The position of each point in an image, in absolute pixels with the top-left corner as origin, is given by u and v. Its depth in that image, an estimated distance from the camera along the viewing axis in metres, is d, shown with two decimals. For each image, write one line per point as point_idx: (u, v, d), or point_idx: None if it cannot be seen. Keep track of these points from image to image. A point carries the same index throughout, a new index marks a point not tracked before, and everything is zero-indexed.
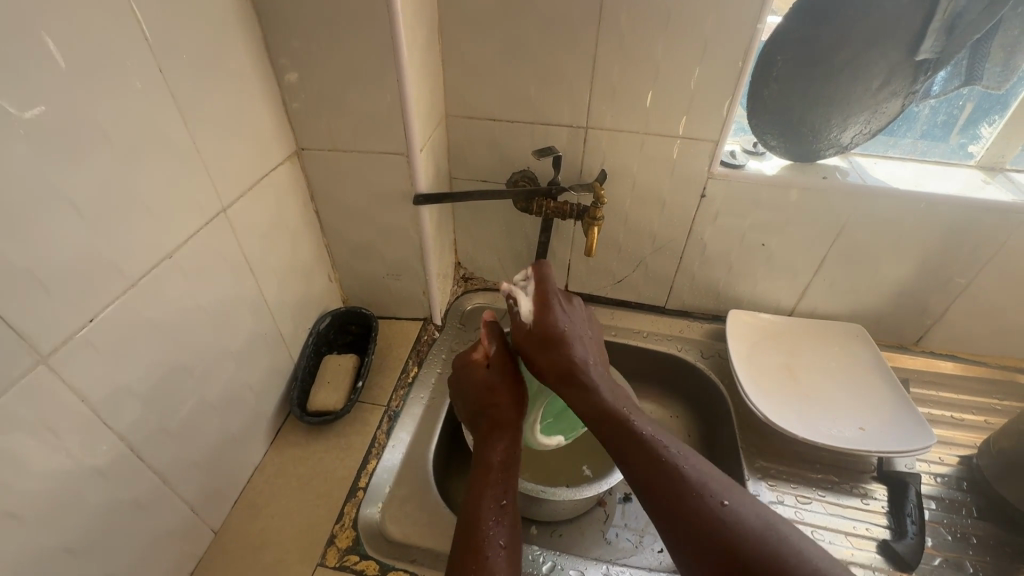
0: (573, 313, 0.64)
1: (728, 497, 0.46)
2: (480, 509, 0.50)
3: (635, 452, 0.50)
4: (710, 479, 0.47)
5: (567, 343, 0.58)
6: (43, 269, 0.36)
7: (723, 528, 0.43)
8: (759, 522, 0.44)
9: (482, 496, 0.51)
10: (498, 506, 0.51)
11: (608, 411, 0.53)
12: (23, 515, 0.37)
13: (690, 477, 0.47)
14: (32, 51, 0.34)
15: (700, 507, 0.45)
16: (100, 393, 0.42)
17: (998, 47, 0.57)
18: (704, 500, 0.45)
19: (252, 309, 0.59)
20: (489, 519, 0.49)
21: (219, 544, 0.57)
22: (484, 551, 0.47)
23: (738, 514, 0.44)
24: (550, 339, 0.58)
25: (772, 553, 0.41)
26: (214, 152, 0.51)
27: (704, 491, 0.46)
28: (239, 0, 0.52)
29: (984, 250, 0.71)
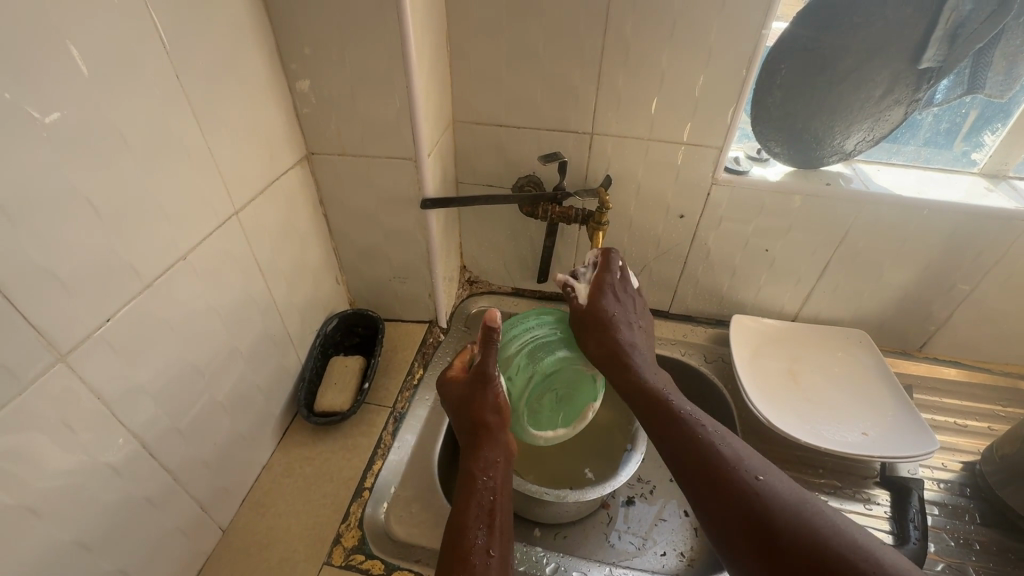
0: (629, 301, 0.69)
1: (766, 474, 0.48)
2: (466, 516, 0.48)
3: (676, 431, 0.54)
4: (748, 458, 0.50)
5: (613, 327, 0.64)
6: (63, 269, 0.37)
7: (757, 497, 0.46)
8: (791, 496, 0.46)
9: (468, 504, 0.50)
10: (485, 514, 0.49)
11: (652, 394, 0.58)
12: (40, 510, 0.38)
13: (729, 457, 0.50)
14: (56, 60, 0.35)
15: (735, 479, 0.48)
16: (115, 392, 0.42)
17: (1000, 57, 0.58)
18: (742, 475, 0.48)
19: (261, 310, 0.60)
20: (476, 527, 0.48)
21: (226, 543, 0.57)
22: (472, 559, 0.45)
23: (772, 487, 0.47)
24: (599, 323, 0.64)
25: (803, 520, 0.44)
26: (227, 156, 0.52)
27: (743, 470, 0.49)
28: (253, 8, 0.53)
29: (987, 257, 0.71)
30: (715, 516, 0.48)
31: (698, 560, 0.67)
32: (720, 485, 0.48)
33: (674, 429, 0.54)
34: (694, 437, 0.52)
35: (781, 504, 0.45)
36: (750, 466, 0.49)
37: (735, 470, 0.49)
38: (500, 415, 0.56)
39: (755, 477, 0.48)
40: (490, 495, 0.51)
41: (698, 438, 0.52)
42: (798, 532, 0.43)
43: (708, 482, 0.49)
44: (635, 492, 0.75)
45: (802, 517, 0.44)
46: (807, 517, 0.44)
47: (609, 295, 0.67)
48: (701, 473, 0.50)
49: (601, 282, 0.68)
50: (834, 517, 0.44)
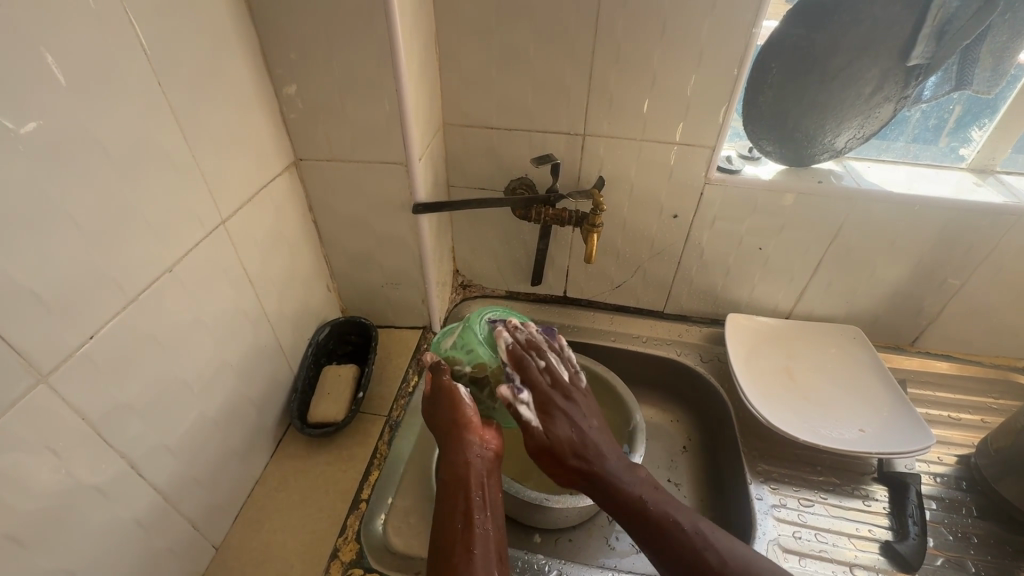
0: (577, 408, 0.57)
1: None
2: (447, 522, 0.50)
3: (668, 543, 0.49)
4: (732, 556, 0.48)
5: (573, 437, 0.54)
6: (42, 288, 0.36)
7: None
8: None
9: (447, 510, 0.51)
10: (465, 514, 0.51)
11: (630, 507, 0.52)
12: (23, 539, 0.36)
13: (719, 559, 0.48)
14: (32, 70, 0.34)
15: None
16: (99, 411, 0.41)
17: (986, 54, 0.59)
18: None
19: (251, 320, 0.59)
20: (457, 532, 0.50)
21: (220, 560, 0.56)
22: (454, 558, 0.48)
23: None
24: (560, 441, 0.54)
25: None
26: (213, 164, 0.51)
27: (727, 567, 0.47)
28: (236, 12, 0.52)
29: (977, 252, 0.72)
30: None
31: None
32: None
33: (660, 547, 0.50)
34: (682, 546, 0.49)
35: None
36: (740, 570, 0.47)
37: None
38: (478, 444, 0.55)
39: None
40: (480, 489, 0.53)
41: (682, 541, 0.49)
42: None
43: None
44: None
45: None
46: None
47: (560, 415, 0.55)
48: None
49: (546, 403, 0.55)
50: None
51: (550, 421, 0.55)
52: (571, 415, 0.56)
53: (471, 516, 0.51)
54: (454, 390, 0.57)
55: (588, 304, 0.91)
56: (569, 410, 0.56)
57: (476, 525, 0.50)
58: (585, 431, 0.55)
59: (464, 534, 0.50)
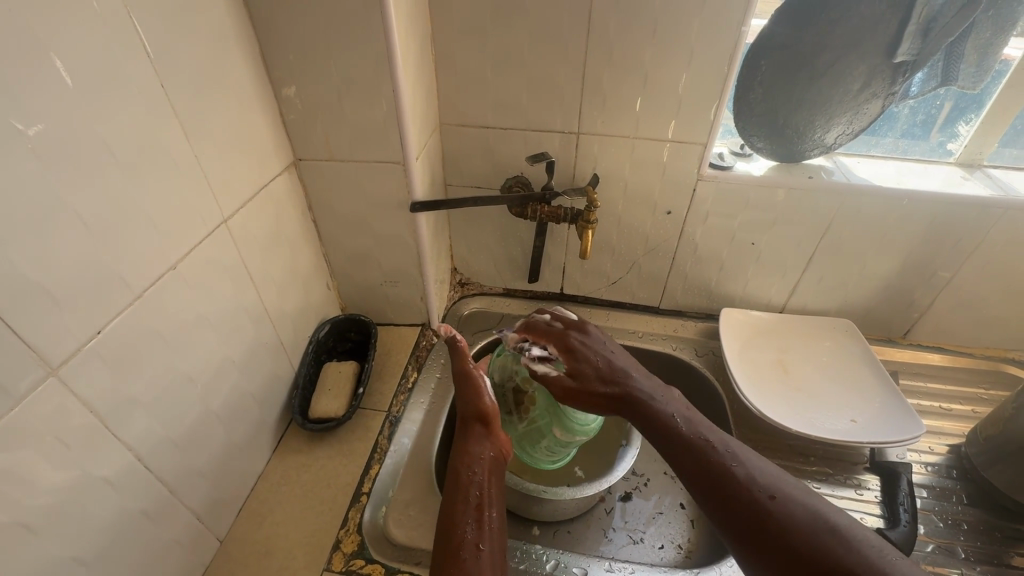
0: (596, 338, 0.63)
1: (779, 492, 0.47)
2: (455, 514, 0.51)
3: (694, 459, 0.51)
4: (756, 474, 0.49)
5: (598, 367, 0.60)
6: (51, 284, 0.37)
7: (779, 526, 0.45)
8: (805, 511, 0.45)
9: (454, 502, 0.52)
10: (474, 509, 0.52)
11: (661, 419, 0.55)
12: (35, 527, 0.38)
13: (741, 473, 0.49)
14: (40, 72, 0.35)
15: (751, 505, 0.47)
16: (107, 403, 0.42)
17: (971, 50, 0.60)
18: (756, 496, 0.47)
19: (253, 317, 0.60)
20: (465, 523, 0.50)
21: (224, 553, 0.57)
22: (463, 556, 0.48)
23: (787, 504, 0.46)
24: (582, 368, 0.59)
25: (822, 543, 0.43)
26: (214, 164, 0.52)
27: (751, 481, 0.48)
28: (236, 16, 0.53)
29: (966, 244, 0.73)
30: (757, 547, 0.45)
31: (695, 551, 0.69)
32: (747, 516, 0.46)
33: (687, 459, 0.52)
34: (708, 464, 0.50)
35: (798, 528, 0.44)
36: (763, 485, 0.48)
37: (748, 491, 0.47)
38: (489, 446, 0.58)
39: (770, 497, 0.47)
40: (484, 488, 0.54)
41: (707, 458, 0.51)
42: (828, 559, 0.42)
43: (753, 524, 0.46)
44: (631, 486, 0.76)
45: (823, 539, 0.43)
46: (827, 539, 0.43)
47: (582, 347, 0.62)
48: (730, 510, 0.47)
49: (566, 345, 0.62)
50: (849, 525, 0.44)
51: (573, 357, 0.61)
52: (591, 348, 0.62)
53: (482, 514, 0.52)
54: (478, 380, 0.63)
55: (585, 300, 0.93)
56: (590, 347, 0.62)
57: (485, 523, 0.51)
58: (609, 361, 0.60)
59: (474, 532, 0.50)
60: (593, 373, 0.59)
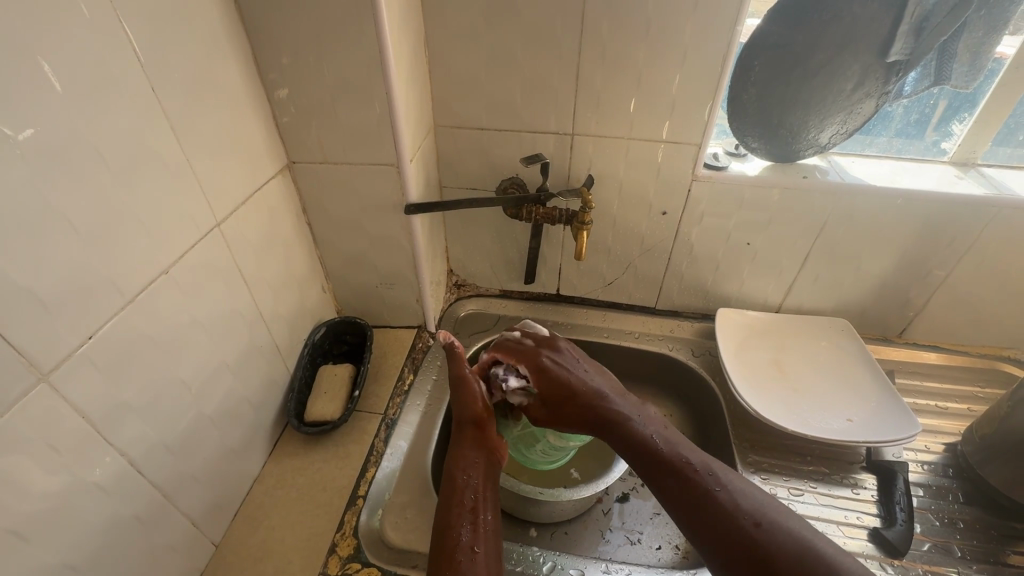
0: (568, 358, 0.65)
1: (763, 518, 0.48)
2: (451, 518, 0.51)
3: (676, 480, 0.53)
4: (742, 499, 0.50)
5: (573, 389, 0.61)
6: (41, 289, 0.37)
7: (764, 552, 0.46)
8: (790, 539, 0.47)
9: (451, 506, 0.52)
10: (470, 512, 0.52)
11: (640, 439, 0.57)
12: (26, 533, 0.37)
13: (724, 497, 0.50)
14: (29, 76, 0.35)
15: (737, 532, 0.48)
16: (99, 409, 0.42)
17: (963, 49, 0.60)
18: (739, 522, 0.48)
19: (247, 321, 0.60)
20: (461, 526, 0.50)
21: (219, 557, 0.57)
22: (457, 558, 0.48)
23: (771, 531, 0.47)
24: (561, 394, 0.61)
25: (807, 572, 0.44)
26: (207, 167, 0.52)
27: (734, 506, 0.50)
28: (228, 19, 0.53)
29: (960, 243, 0.73)
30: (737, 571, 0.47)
31: (693, 552, 0.69)
32: (726, 537, 0.48)
33: (668, 480, 0.53)
34: (691, 489, 0.52)
35: (783, 553, 0.46)
36: (748, 510, 0.49)
37: (732, 517, 0.49)
38: (475, 430, 0.60)
39: (754, 523, 0.48)
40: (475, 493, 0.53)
41: (691, 484, 0.52)
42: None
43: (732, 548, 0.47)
44: (629, 487, 0.76)
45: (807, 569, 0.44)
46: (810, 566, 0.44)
47: (555, 366, 0.64)
48: (715, 536, 0.48)
49: (537, 366, 0.63)
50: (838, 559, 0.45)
51: (547, 378, 0.62)
52: (562, 368, 0.63)
53: (476, 517, 0.52)
54: (470, 383, 0.63)
55: (581, 301, 0.93)
56: (563, 368, 0.63)
57: (480, 525, 0.51)
58: (586, 385, 0.62)
59: (469, 536, 0.50)
60: (569, 399, 0.61)
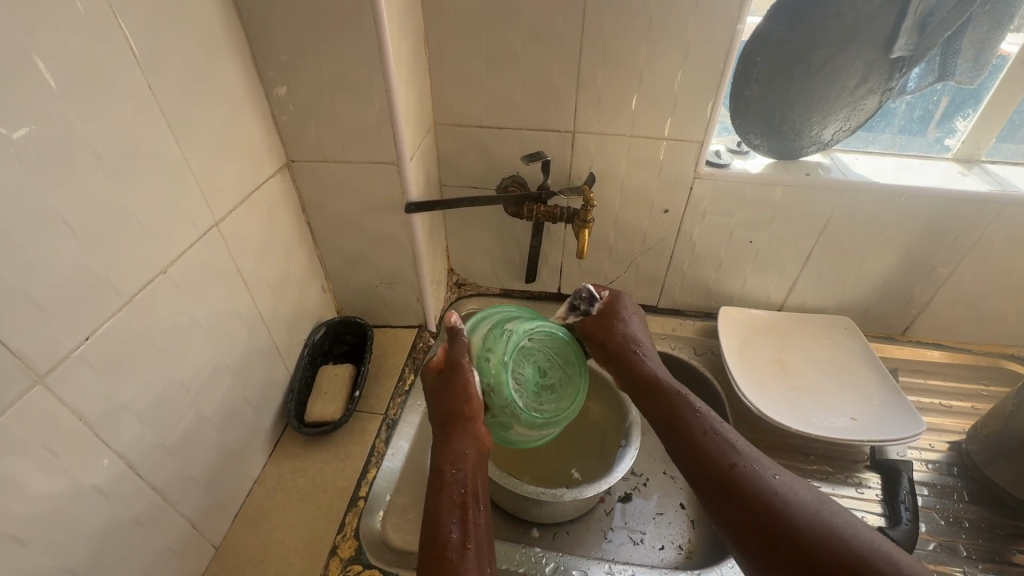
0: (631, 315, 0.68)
1: (781, 475, 0.49)
2: (440, 513, 0.49)
3: (696, 433, 0.54)
4: (761, 456, 0.51)
5: (621, 338, 0.65)
6: (37, 290, 0.36)
7: (776, 503, 0.46)
8: (807, 494, 0.47)
9: (440, 499, 0.50)
10: (459, 505, 0.50)
11: (667, 395, 0.58)
12: (22, 538, 0.37)
13: (743, 453, 0.51)
14: (22, 73, 0.34)
15: (753, 481, 0.48)
16: (96, 411, 0.41)
17: (968, 45, 0.60)
18: (758, 473, 0.49)
19: (246, 321, 0.59)
20: (449, 522, 0.49)
21: (219, 560, 0.56)
22: (449, 556, 0.46)
23: (787, 486, 0.48)
24: (604, 337, 0.65)
25: (821, 523, 0.44)
26: (205, 166, 0.51)
27: (759, 471, 0.49)
28: (225, 16, 0.52)
29: (964, 241, 0.73)
30: (744, 518, 0.47)
31: (695, 552, 0.69)
32: (737, 485, 0.49)
33: (686, 430, 0.54)
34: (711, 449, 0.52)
35: (795, 505, 0.46)
36: (767, 465, 0.50)
37: (751, 468, 0.50)
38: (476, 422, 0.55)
39: (773, 477, 0.49)
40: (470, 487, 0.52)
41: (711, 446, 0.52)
42: (820, 536, 0.43)
43: (741, 496, 0.48)
44: (631, 487, 0.76)
45: (823, 520, 0.45)
46: (826, 516, 0.45)
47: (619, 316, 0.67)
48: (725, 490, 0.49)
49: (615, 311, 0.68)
50: (850, 524, 0.44)
51: (602, 318, 0.67)
52: (621, 324, 0.66)
53: (466, 511, 0.50)
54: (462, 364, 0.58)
55: None
56: (618, 328, 0.66)
57: (470, 523, 0.49)
58: (632, 340, 0.65)
59: (461, 536, 0.48)
60: (610, 348, 0.64)
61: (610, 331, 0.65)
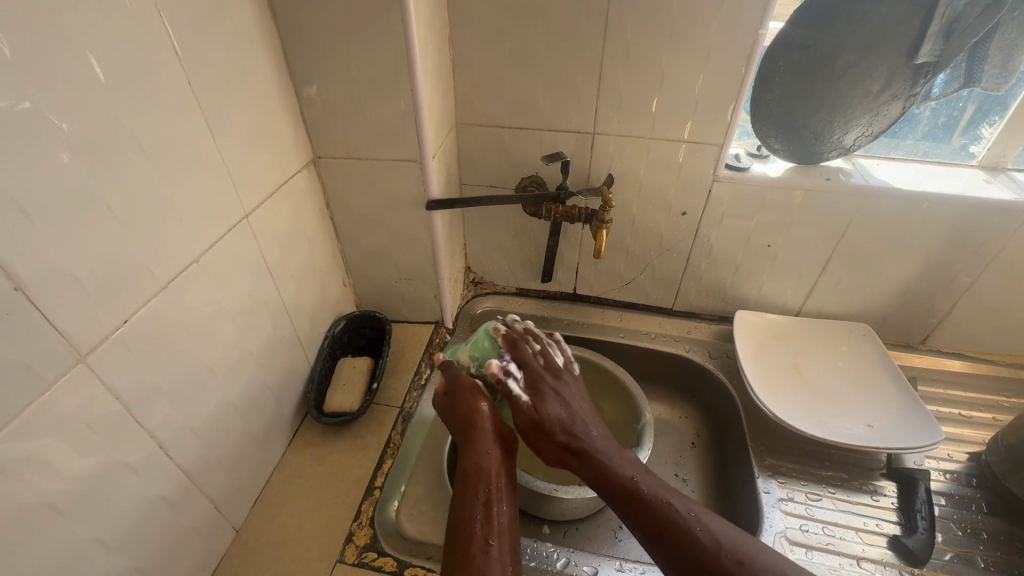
0: (566, 388, 0.61)
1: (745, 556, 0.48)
2: (466, 510, 0.52)
3: (653, 521, 0.50)
4: (721, 535, 0.49)
5: (550, 420, 0.57)
6: (83, 273, 0.38)
7: None
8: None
9: (464, 501, 0.52)
10: (484, 505, 0.52)
11: (617, 481, 0.53)
12: (62, 508, 0.38)
13: (709, 543, 0.48)
14: (75, 66, 0.36)
15: (720, 570, 0.46)
16: (131, 391, 0.43)
17: (995, 50, 0.59)
18: (721, 558, 0.47)
19: (271, 311, 0.61)
20: (476, 526, 0.50)
21: (239, 542, 0.58)
22: (472, 552, 0.49)
23: (755, 568, 0.47)
24: (539, 417, 0.57)
25: None
26: (237, 160, 0.53)
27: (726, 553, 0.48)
28: (261, 17, 0.54)
29: (987, 249, 0.72)
30: None
31: None
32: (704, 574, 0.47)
33: (641, 515, 0.51)
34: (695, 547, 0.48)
35: None
36: (728, 547, 0.48)
37: (713, 555, 0.47)
38: (489, 402, 0.59)
39: (738, 561, 0.47)
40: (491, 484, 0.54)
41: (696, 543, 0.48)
42: None
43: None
44: None
45: None
46: None
47: (549, 390, 0.60)
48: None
49: (536, 378, 0.60)
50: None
51: (535, 394, 0.59)
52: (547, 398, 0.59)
53: (489, 509, 0.52)
54: (475, 386, 0.61)
55: (597, 301, 0.93)
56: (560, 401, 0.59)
57: (493, 521, 0.51)
58: (564, 406, 0.58)
59: (484, 531, 0.50)
60: (541, 429, 0.57)
61: (540, 412, 0.58)
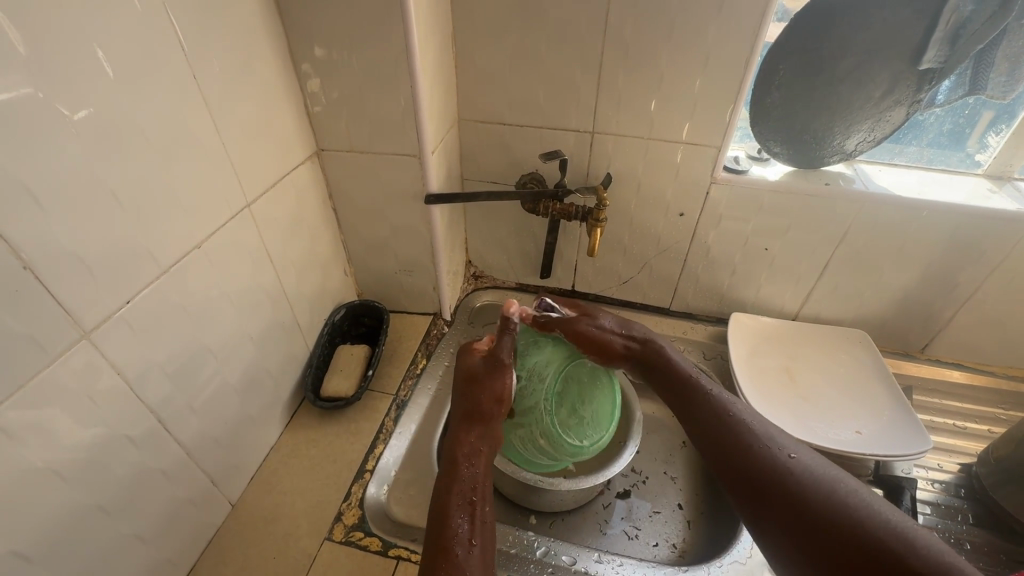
0: (603, 320, 0.68)
1: (798, 453, 0.51)
2: (448, 506, 0.52)
3: (704, 408, 0.59)
4: (765, 424, 0.55)
5: (597, 335, 0.66)
6: (89, 255, 0.41)
7: (796, 482, 0.48)
8: (821, 478, 0.48)
9: (451, 494, 0.53)
10: (466, 502, 0.52)
11: (686, 381, 0.63)
12: (64, 474, 0.41)
13: (758, 430, 0.55)
14: (85, 59, 0.38)
15: (768, 460, 0.51)
16: (132, 368, 0.46)
17: (1002, 58, 0.59)
18: (768, 448, 0.52)
19: (271, 297, 0.63)
20: (458, 517, 0.51)
21: (234, 516, 0.61)
22: (454, 549, 0.48)
23: (803, 462, 0.50)
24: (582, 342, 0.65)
25: (835, 508, 0.45)
26: (241, 151, 0.55)
27: (772, 445, 0.53)
28: (267, 14, 0.56)
29: (989, 259, 0.71)
30: (764, 483, 0.50)
31: (689, 552, 0.70)
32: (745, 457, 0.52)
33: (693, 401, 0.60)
34: (790, 491, 0.48)
35: (818, 485, 0.47)
36: (773, 435, 0.54)
37: (756, 436, 0.54)
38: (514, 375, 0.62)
39: (789, 456, 0.51)
40: (473, 487, 0.54)
41: (787, 486, 0.48)
42: (839, 516, 0.44)
43: (765, 472, 0.50)
44: (630, 483, 0.78)
45: (833, 494, 0.46)
46: (840, 496, 0.46)
47: (586, 319, 0.67)
48: (781, 500, 0.48)
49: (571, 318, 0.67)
50: (870, 500, 0.45)
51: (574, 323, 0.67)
52: (588, 321, 0.67)
53: (474, 509, 0.52)
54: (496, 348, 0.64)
55: (596, 298, 0.94)
56: (588, 316, 0.67)
57: (479, 518, 0.51)
58: (611, 335, 0.67)
59: (465, 532, 0.50)
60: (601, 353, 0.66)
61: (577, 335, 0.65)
